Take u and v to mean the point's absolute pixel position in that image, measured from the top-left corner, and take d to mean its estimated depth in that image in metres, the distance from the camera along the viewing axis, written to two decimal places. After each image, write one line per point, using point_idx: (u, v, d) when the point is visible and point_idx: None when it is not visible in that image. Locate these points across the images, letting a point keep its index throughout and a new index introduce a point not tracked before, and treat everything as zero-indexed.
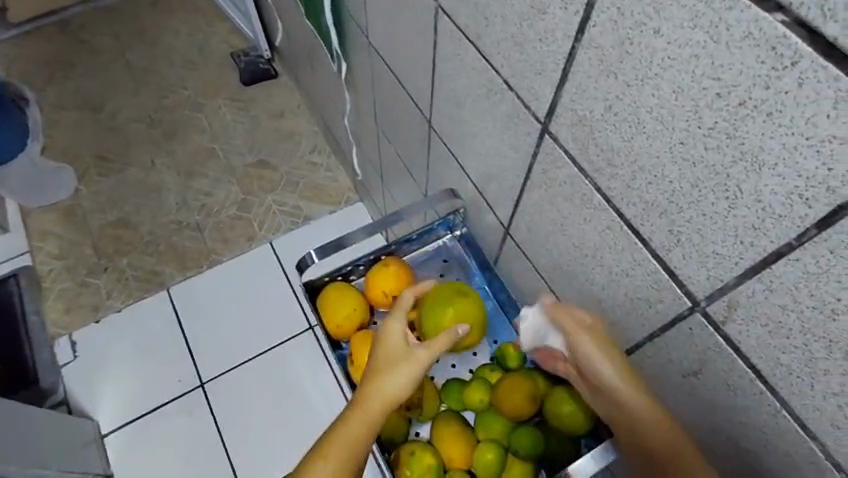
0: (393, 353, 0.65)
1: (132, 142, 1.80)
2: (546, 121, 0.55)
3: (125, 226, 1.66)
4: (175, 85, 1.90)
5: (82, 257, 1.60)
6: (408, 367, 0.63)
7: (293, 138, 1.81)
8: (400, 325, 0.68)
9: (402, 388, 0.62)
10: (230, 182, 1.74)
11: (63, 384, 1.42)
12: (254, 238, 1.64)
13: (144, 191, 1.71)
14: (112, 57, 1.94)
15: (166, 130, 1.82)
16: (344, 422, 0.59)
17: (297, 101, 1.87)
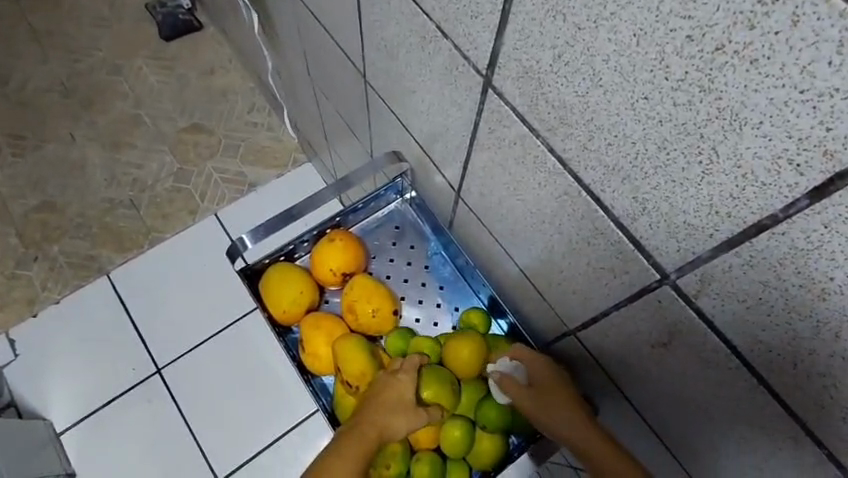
0: (390, 399, 0.66)
1: (46, 114, 1.60)
2: (488, 73, 0.47)
3: (52, 209, 1.50)
4: (86, 45, 1.69)
5: (8, 248, 1.46)
6: (406, 417, 0.66)
7: (228, 97, 1.65)
8: (411, 377, 0.68)
9: (396, 432, 0.66)
10: (162, 151, 1.59)
11: (7, 386, 1.32)
12: (197, 211, 1.52)
13: (68, 169, 1.55)
14: (8, 19, 1.70)
15: (83, 97, 1.63)
16: (336, 450, 0.64)
17: (227, 54, 1.69)
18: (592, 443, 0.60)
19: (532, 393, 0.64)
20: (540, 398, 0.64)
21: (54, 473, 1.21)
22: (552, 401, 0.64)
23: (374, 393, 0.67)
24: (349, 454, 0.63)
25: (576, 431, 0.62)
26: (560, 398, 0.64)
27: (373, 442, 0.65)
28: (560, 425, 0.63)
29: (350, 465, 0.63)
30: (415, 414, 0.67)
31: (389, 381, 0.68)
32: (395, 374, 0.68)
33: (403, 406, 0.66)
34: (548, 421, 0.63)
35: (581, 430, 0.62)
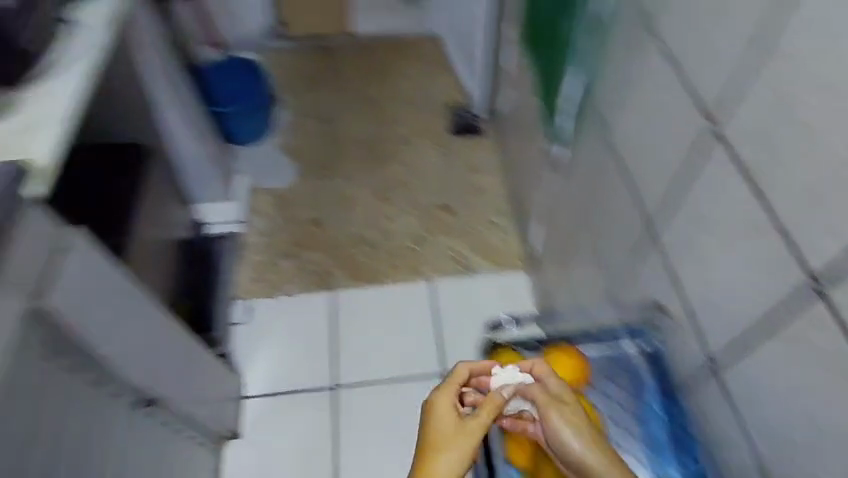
0: (452, 427, 0.73)
1: (347, 158, 2.16)
2: (824, 285, 0.58)
3: (319, 226, 1.97)
4: (396, 121, 2.29)
5: (279, 239, 1.94)
6: (462, 442, 0.72)
7: (481, 194, 2.05)
8: (449, 396, 0.77)
9: (460, 461, 0.70)
10: (414, 217, 1.99)
11: (230, 340, 1.71)
12: (418, 273, 1.85)
13: (342, 203, 2.03)
14: (356, 88, 2.41)
15: (377, 156, 2.17)
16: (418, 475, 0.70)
17: (493, 161, 2.14)
18: (584, 452, 0.70)
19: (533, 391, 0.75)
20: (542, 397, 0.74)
21: (226, 427, 1.49)
22: (553, 409, 0.73)
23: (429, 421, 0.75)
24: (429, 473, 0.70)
25: (569, 438, 0.71)
26: (572, 409, 0.73)
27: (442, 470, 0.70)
28: (555, 434, 0.72)
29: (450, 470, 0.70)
30: (471, 433, 0.72)
31: (430, 408, 0.76)
32: (432, 401, 0.77)
33: (454, 432, 0.73)
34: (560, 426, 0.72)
35: (570, 429, 0.71)
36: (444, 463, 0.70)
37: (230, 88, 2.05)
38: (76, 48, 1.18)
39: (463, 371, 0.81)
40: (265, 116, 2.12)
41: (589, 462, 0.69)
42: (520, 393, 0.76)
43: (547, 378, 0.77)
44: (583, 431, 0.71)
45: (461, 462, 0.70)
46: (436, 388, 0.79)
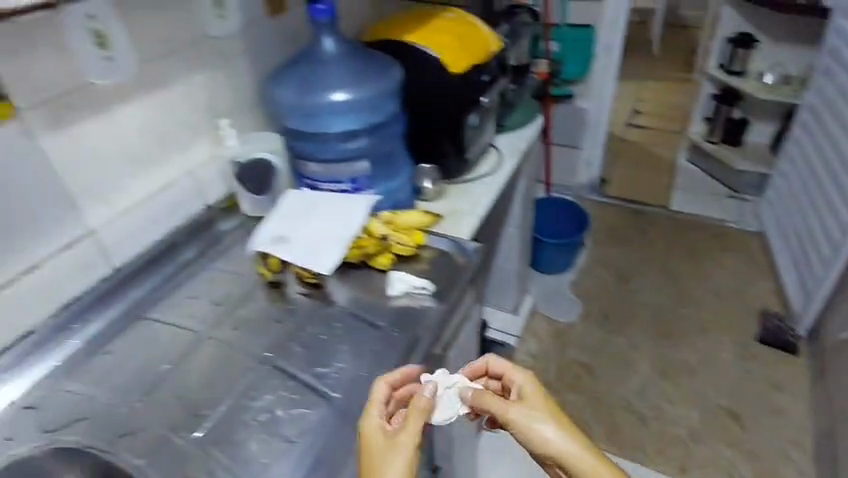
0: (376, 443, 0.62)
1: (634, 319, 2.14)
2: None
3: (588, 372, 1.95)
4: (696, 303, 2.21)
5: (547, 368, 1.97)
6: (398, 448, 0.61)
7: (781, 417, 1.80)
8: (374, 416, 0.65)
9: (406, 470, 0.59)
10: (693, 408, 1.83)
11: None
12: (686, 473, 1.66)
13: (618, 360, 1.99)
14: (659, 256, 2.43)
15: (666, 329, 2.10)
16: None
17: (805, 388, 1.89)
18: (565, 445, 0.62)
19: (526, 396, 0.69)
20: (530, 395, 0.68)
21: None
22: (509, 405, 0.67)
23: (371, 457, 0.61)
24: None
25: (549, 434, 0.63)
26: (526, 388, 0.70)
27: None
28: (531, 438, 0.64)
29: None
30: (403, 447, 0.61)
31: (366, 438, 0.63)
32: (366, 426, 0.65)
33: (384, 441, 0.62)
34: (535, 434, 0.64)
35: (546, 425, 0.64)
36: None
37: (553, 226, 2.27)
38: (493, 166, 1.50)
39: (396, 377, 0.72)
40: (570, 256, 2.23)
41: (571, 453, 0.62)
42: (499, 419, 0.68)
43: (513, 376, 0.73)
44: (538, 416, 0.65)
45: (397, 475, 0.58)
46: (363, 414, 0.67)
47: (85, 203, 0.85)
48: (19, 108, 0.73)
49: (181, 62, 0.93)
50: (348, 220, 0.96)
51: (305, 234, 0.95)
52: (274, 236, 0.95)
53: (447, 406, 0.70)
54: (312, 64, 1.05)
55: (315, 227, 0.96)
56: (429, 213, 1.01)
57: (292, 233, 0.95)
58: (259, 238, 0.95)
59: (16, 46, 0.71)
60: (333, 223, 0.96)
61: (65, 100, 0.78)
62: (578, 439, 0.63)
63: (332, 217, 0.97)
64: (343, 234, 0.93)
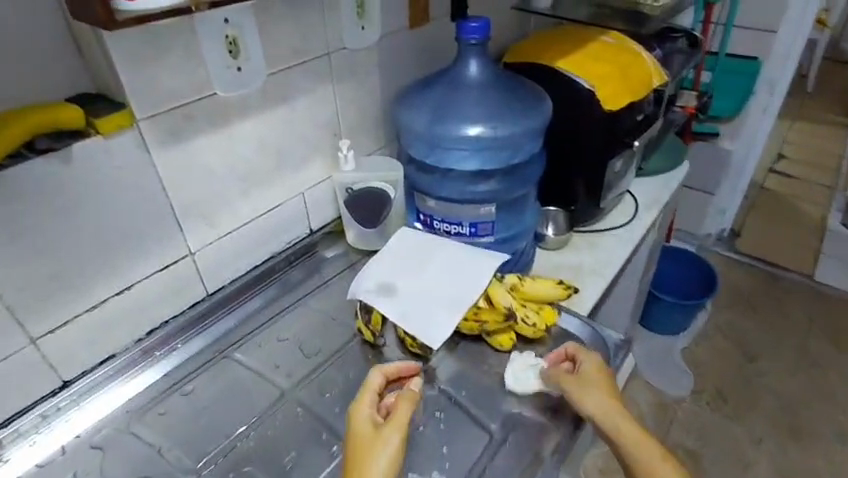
0: (366, 436, 0.60)
1: (756, 407, 1.82)
2: None
3: (693, 461, 1.67)
4: (837, 401, 1.84)
5: None
6: (384, 439, 0.59)
7: None
8: (365, 406, 0.63)
9: (391, 460, 0.58)
10: None
11: None
12: None
13: (731, 454, 1.69)
14: (794, 333, 2.06)
15: (795, 427, 1.76)
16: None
17: None
18: (618, 428, 0.63)
19: (588, 375, 0.68)
20: (590, 374, 0.68)
21: None
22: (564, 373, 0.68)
23: (357, 443, 0.60)
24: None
25: (600, 417, 0.64)
26: (580, 366, 0.69)
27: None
28: (592, 413, 0.65)
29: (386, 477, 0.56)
30: (390, 438, 0.59)
31: (354, 426, 0.61)
32: (356, 419, 0.62)
33: (370, 433, 0.60)
34: (598, 415, 0.64)
35: (612, 409, 0.64)
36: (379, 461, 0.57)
37: (673, 284, 1.97)
38: (610, 224, 1.25)
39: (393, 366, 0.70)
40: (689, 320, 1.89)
41: (616, 434, 0.63)
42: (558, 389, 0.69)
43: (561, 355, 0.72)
44: (588, 398, 0.65)
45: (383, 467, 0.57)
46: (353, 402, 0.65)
47: (189, 224, 0.77)
48: (139, 120, 0.65)
49: (309, 75, 0.83)
50: (469, 283, 0.79)
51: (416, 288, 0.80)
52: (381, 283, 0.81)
53: (522, 380, 0.71)
54: (451, 89, 0.90)
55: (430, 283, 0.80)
56: (562, 285, 0.83)
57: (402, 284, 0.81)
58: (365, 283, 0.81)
59: (146, 53, 0.62)
60: (452, 283, 0.79)
61: (187, 112, 0.69)
62: (630, 422, 0.63)
63: (450, 274, 0.81)
64: (456, 299, 0.77)
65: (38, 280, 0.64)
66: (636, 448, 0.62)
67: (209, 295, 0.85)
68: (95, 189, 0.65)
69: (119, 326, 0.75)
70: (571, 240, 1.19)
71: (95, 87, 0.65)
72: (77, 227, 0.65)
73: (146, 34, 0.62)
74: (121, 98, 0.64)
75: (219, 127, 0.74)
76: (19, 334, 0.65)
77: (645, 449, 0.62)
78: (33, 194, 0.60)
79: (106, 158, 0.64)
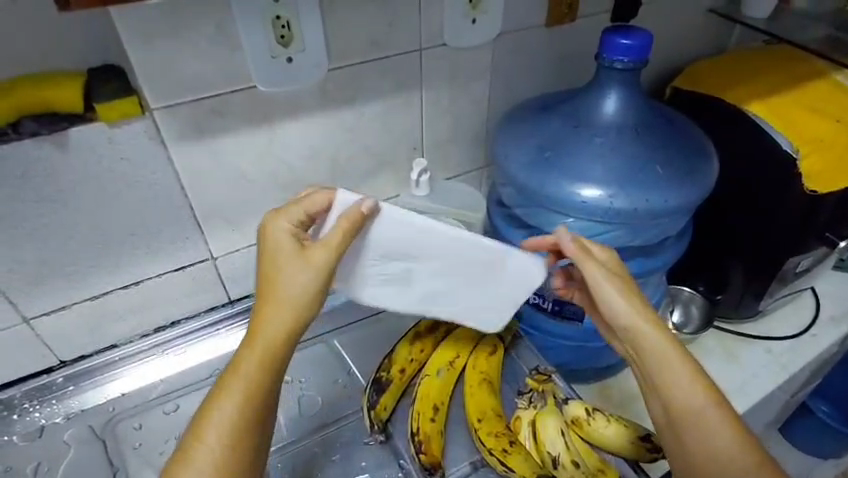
0: (282, 260, 0.45)
1: None
2: None
3: None
4: None
5: None
6: (305, 267, 0.45)
7: None
8: (285, 219, 0.47)
9: (311, 295, 0.45)
10: None
11: None
12: None
13: None
14: None
15: None
16: (241, 365, 0.44)
17: None
18: (673, 360, 0.48)
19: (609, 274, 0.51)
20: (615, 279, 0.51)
21: None
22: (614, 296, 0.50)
23: (269, 272, 0.46)
24: (264, 326, 0.45)
25: (678, 384, 0.47)
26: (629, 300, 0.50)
27: (274, 322, 0.44)
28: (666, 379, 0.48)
29: (282, 321, 0.44)
30: (314, 267, 0.45)
31: (285, 269, 0.45)
32: (297, 263, 0.45)
33: (290, 253, 0.45)
34: (659, 356, 0.48)
35: (667, 340, 0.48)
36: (281, 296, 0.45)
37: None
38: (763, 332, 0.89)
39: (316, 201, 0.48)
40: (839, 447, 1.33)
41: (689, 405, 0.46)
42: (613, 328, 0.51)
43: (597, 276, 0.51)
44: (657, 348, 0.48)
45: (295, 307, 0.45)
46: (274, 211, 0.49)
47: (213, 228, 0.66)
48: (152, 109, 0.54)
49: (389, 75, 0.65)
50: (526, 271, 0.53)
51: (440, 272, 0.52)
52: (382, 279, 0.53)
53: None
54: (573, 121, 0.67)
55: (448, 258, 0.51)
56: (632, 427, 0.57)
57: (415, 272, 0.52)
58: (363, 291, 0.53)
59: (166, 32, 0.50)
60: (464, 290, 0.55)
61: (214, 106, 0.57)
62: (708, 388, 0.47)
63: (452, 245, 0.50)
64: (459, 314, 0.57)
65: (31, 265, 0.58)
66: (718, 432, 0.45)
67: (231, 301, 0.76)
68: (97, 179, 0.56)
69: (123, 319, 0.69)
70: (696, 340, 0.86)
71: (120, 66, 0.55)
72: (75, 217, 0.57)
73: (166, 10, 0.49)
74: (135, 82, 0.53)
75: (255, 125, 0.60)
76: (11, 312, 0.61)
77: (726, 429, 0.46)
78: (25, 177, 0.53)
79: (111, 148, 0.55)
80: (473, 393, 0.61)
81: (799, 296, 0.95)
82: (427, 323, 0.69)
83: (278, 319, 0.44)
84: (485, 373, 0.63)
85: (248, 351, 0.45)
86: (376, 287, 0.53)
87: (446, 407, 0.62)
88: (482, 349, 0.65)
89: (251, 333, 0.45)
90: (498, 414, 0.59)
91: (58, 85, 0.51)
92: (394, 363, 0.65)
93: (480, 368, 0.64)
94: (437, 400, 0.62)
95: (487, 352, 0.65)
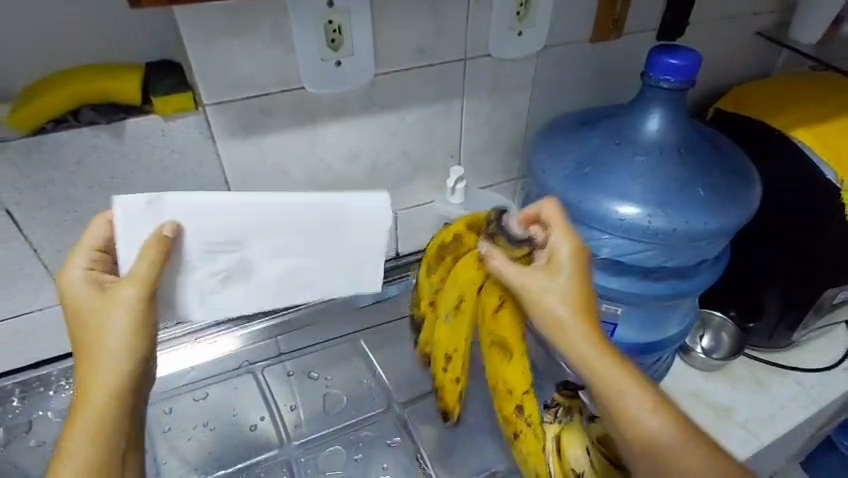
0: (91, 312, 0.42)
1: None
2: None
3: None
4: None
5: None
6: (111, 309, 0.41)
7: None
8: (76, 267, 0.45)
9: (134, 336, 0.41)
10: None
11: None
12: None
13: None
14: None
15: None
16: (73, 437, 0.38)
17: None
18: (628, 391, 0.44)
19: (558, 275, 0.49)
20: (563, 282, 0.48)
21: None
22: (556, 302, 0.47)
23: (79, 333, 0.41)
24: (91, 389, 0.39)
25: (639, 418, 0.43)
26: (575, 307, 0.47)
27: (103, 378, 0.39)
28: (622, 417, 0.44)
29: (112, 373, 0.40)
30: (127, 301, 0.42)
31: (98, 320, 0.41)
32: (109, 305, 0.41)
33: (96, 301, 0.42)
34: (605, 381, 0.45)
35: (624, 373, 0.45)
36: (106, 349, 0.40)
37: None
38: (797, 363, 0.86)
39: (99, 232, 0.46)
40: None
41: (653, 440, 0.43)
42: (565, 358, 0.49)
43: (546, 285, 0.48)
44: (612, 376, 0.45)
45: (121, 359, 0.40)
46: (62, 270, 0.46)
47: None
48: (205, 105, 0.56)
49: (432, 82, 0.66)
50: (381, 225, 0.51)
51: (275, 252, 0.49)
52: (222, 278, 0.50)
53: None
54: (613, 138, 0.67)
55: (279, 238, 0.49)
56: None
57: (251, 259, 0.49)
58: (187, 306, 0.49)
59: (223, 31, 0.52)
60: (321, 266, 0.52)
61: (263, 105, 0.58)
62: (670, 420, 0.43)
63: (281, 218, 0.48)
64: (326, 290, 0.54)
65: (78, 248, 0.61)
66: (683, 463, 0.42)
67: None
68: (148, 169, 0.58)
69: None
70: (726, 366, 0.85)
71: (175, 62, 0.57)
72: None
73: (224, 10, 0.51)
74: (191, 78, 0.55)
75: (300, 125, 0.62)
76: (56, 292, 0.63)
77: (691, 451, 0.42)
78: (81, 163, 0.55)
79: (164, 140, 0.57)
80: (493, 357, 0.58)
81: (835, 328, 0.92)
82: (435, 250, 0.61)
83: (108, 374, 0.40)
84: (496, 332, 0.56)
85: (82, 419, 0.38)
86: (216, 289, 0.50)
87: (461, 353, 0.60)
88: (487, 302, 0.55)
89: (77, 406, 0.39)
90: (515, 384, 0.56)
91: (119, 77, 0.53)
92: (423, 298, 0.65)
93: (489, 327, 0.56)
94: (450, 348, 0.60)
95: (493, 306, 0.55)
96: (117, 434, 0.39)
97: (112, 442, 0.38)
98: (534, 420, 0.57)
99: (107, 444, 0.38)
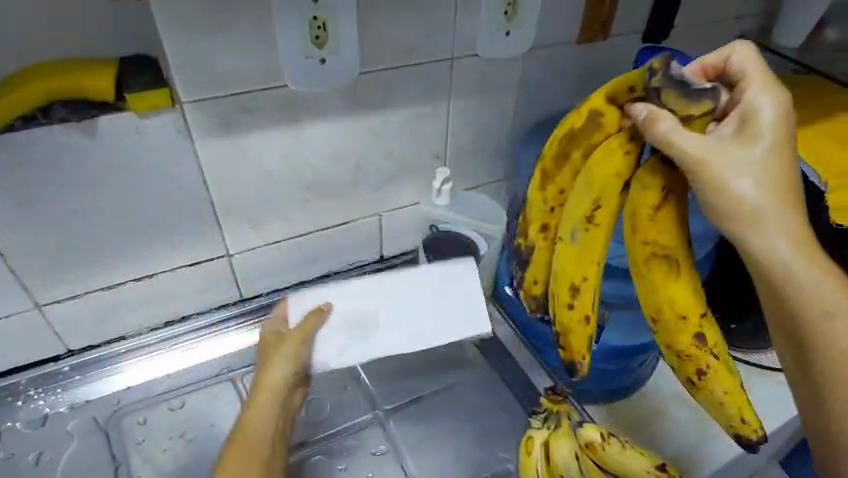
0: (268, 350, 0.57)
1: None
2: None
3: None
4: None
5: None
6: (279, 354, 0.56)
7: None
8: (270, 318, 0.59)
9: (290, 372, 0.55)
10: None
11: None
12: None
13: None
14: None
15: None
16: (238, 439, 0.51)
17: None
18: (824, 291, 0.36)
19: (772, 135, 0.36)
20: (768, 148, 0.35)
21: None
22: (739, 178, 0.35)
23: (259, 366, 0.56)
24: (257, 412, 0.53)
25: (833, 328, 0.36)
26: (776, 185, 0.35)
27: (267, 398, 0.54)
28: (814, 318, 0.36)
29: (274, 402, 0.54)
30: (294, 349, 0.56)
31: (269, 356, 0.56)
32: (279, 347, 0.56)
33: (272, 340, 0.57)
34: (798, 280, 0.36)
35: (818, 267, 0.36)
36: (271, 378, 0.55)
37: None
38: None
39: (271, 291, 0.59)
40: None
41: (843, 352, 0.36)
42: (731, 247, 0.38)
43: (741, 149, 0.35)
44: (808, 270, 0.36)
45: (277, 386, 0.55)
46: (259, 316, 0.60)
47: (232, 224, 0.66)
48: (183, 102, 0.54)
49: (418, 82, 0.64)
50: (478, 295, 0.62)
51: (395, 306, 0.60)
52: (346, 333, 0.58)
53: None
54: None
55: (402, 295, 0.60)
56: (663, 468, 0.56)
57: (376, 318, 0.59)
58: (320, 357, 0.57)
59: (201, 26, 0.50)
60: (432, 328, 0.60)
61: (243, 103, 0.56)
62: None
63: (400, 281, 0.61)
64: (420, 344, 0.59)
65: (49, 253, 0.58)
66: None
67: (242, 300, 0.75)
68: (123, 169, 0.55)
69: (136, 309, 0.68)
70: None
71: (151, 59, 0.55)
72: (97, 205, 0.57)
73: (203, 6, 0.49)
74: (168, 75, 0.53)
75: (282, 123, 0.60)
76: (24, 298, 0.60)
77: None
78: (52, 164, 0.52)
79: (139, 139, 0.54)
80: (644, 272, 0.40)
81: None
82: (553, 152, 0.41)
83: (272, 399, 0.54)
84: (655, 239, 0.39)
85: (242, 430, 0.52)
86: (342, 351, 0.57)
87: (591, 283, 0.42)
88: (641, 200, 0.38)
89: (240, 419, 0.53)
90: (685, 308, 0.39)
91: (91, 73, 0.51)
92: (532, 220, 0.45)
93: (642, 238, 0.39)
94: (576, 276, 0.42)
95: (650, 204, 0.38)
96: (258, 443, 0.52)
97: (259, 450, 0.51)
98: (719, 344, 0.40)
99: (255, 449, 0.51)
